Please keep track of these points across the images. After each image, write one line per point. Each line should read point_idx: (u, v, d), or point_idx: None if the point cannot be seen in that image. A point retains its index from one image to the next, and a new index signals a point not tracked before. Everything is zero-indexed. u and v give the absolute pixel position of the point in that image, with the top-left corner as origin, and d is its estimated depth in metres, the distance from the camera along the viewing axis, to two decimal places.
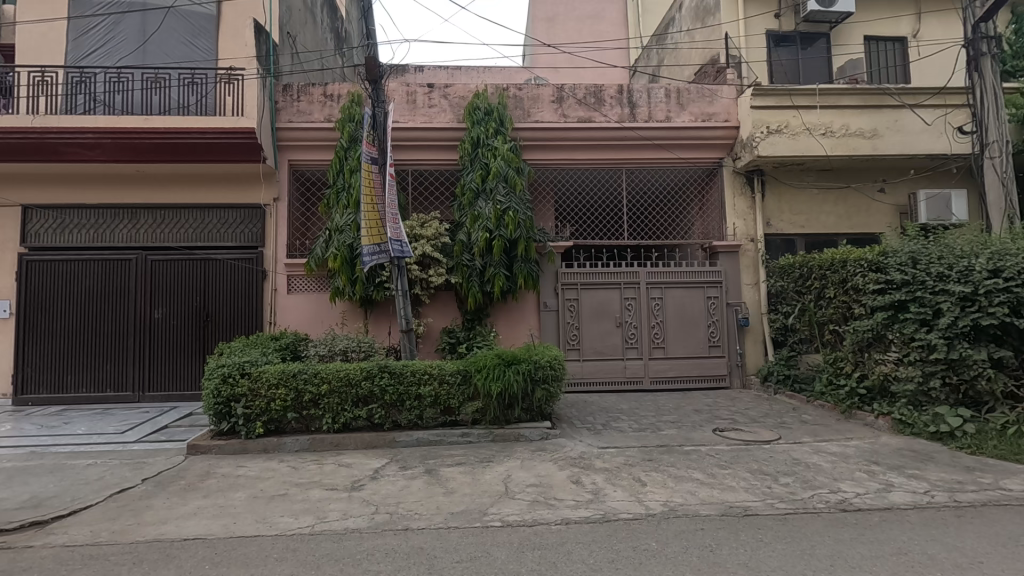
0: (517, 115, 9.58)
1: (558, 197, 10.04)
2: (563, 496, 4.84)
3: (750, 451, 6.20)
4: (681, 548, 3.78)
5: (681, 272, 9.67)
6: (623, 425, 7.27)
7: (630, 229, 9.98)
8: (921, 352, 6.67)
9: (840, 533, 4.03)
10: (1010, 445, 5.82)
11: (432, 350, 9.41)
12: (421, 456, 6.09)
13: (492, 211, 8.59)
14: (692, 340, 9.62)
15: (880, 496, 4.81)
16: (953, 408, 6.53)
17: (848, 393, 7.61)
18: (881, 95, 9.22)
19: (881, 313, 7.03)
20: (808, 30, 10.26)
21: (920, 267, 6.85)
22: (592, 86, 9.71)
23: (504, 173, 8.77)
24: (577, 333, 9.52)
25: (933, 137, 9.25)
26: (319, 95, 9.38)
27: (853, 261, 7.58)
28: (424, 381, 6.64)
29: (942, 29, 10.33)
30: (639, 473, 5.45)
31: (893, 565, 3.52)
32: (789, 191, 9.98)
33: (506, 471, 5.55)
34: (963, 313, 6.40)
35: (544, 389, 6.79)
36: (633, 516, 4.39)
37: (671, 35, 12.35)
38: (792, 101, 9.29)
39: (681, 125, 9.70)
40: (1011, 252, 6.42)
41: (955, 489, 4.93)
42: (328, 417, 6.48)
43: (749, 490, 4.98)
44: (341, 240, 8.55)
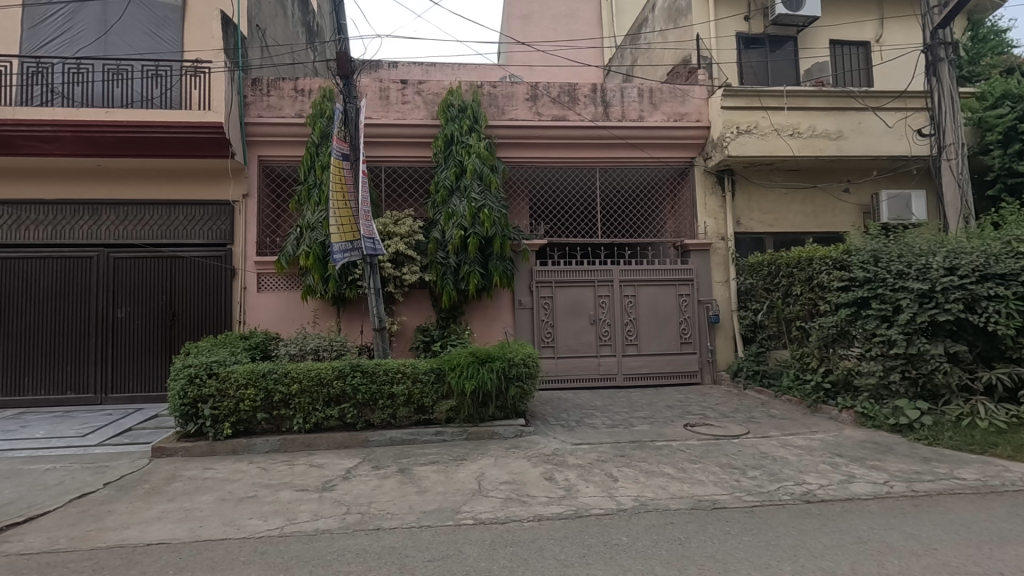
0: (492, 113, 9.57)
1: (532, 195, 10.08)
2: (536, 493, 4.87)
3: (719, 445, 6.33)
4: (651, 542, 3.84)
5: (654, 270, 9.81)
6: (596, 422, 7.34)
7: (603, 227, 10.08)
8: (882, 347, 6.86)
9: (804, 524, 4.15)
10: (965, 436, 6.06)
11: (406, 349, 9.33)
12: (395, 455, 6.05)
13: (467, 209, 8.56)
14: (664, 337, 9.76)
15: (842, 487, 4.97)
16: (912, 401, 6.76)
17: (814, 387, 7.80)
18: (845, 97, 9.49)
19: (845, 310, 7.23)
20: (777, 33, 10.48)
21: (881, 265, 7.10)
22: (566, 85, 9.75)
23: (479, 170, 8.75)
24: (552, 330, 9.56)
25: (894, 139, 9.56)
26: (290, 90, 9.21)
27: (819, 260, 7.80)
28: (397, 379, 6.60)
29: (904, 34, 10.67)
30: (611, 469, 5.51)
31: (852, 553, 3.64)
32: (759, 191, 10.19)
33: (480, 469, 5.56)
34: (922, 309, 6.63)
35: (518, 386, 6.81)
36: (604, 511, 4.44)
37: (644, 35, 12.48)
38: (761, 102, 9.48)
39: (654, 124, 9.82)
40: (966, 252, 6.71)
41: (913, 479, 5.12)
42: (299, 417, 6.38)
43: (718, 484, 5.09)
44: (313, 238, 8.44)
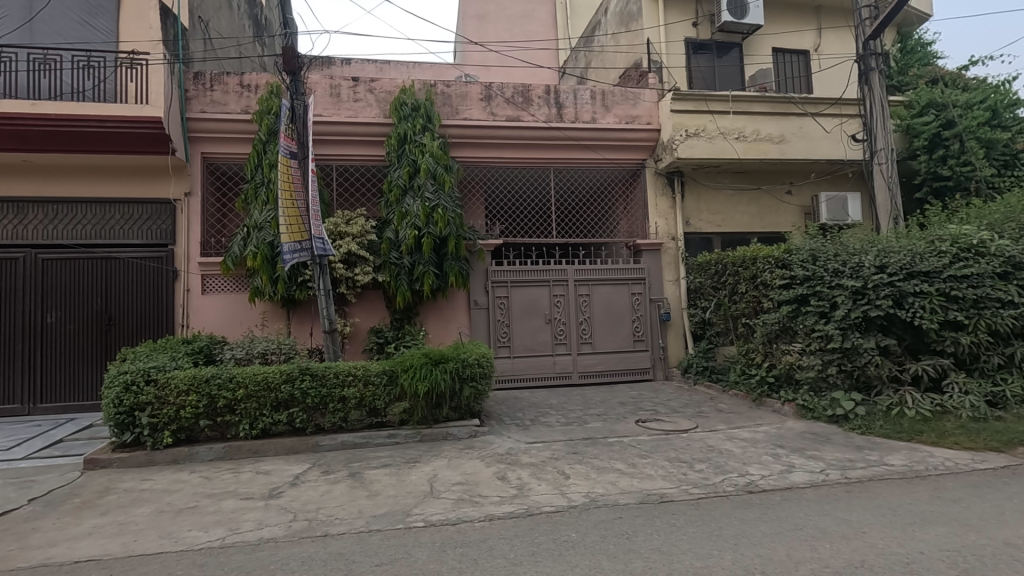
0: (446, 112, 9.52)
1: (487, 194, 10.09)
2: (488, 493, 4.87)
3: (669, 440, 6.50)
4: (600, 537, 3.91)
5: (607, 270, 9.98)
6: (551, 420, 7.40)
7: (558, 227, 10.19)
8: (821, 342, 7.19)
9: (745, 514, 4.31)
10: (894, 424, 6.44)
11: (359, 351, 9.17)
12: (346, 459, 5.95)
13: (421, 208, 8.47)
14: (618, 336, 9.94)
15: (782, 477, 5.19)
16: (847, 393, 7.12)
17: (759, 381, 8.11)
18: (787, 103, 9.91)
19: (787, 306, 7.54)
20: (723, 40, 10.83)
21: (819, 263, 7.45)
22: (520, 86, 9.80)
23: (433, 169, 8.67)
24: (508, 330, 9.59)
25: (831, 144, 10.04)
26: (235, 85, 8.90)
27: (763, 258, 8.11)
28: (349, 382, 6.48)
29: (840, 44, 11.22)
30: (563, 466, 5.58)
31: (789, 539, 3.80)
32: (707, 192, 10.52)
33: (432, 471, 5.52)
34: (856, 305, 7.01)
35: (472, 386, 6.79)
36: (555, 509, 4.49)
37: (597, 38, 12.69)
38: (707, 106, 9.78)
39: (606, 126, 9.98)
40: (895, 251, 7.13)
41: (847, 467, 5.40)
42: (245, 423, 6.18)
43: (666, 478, 5.23)
44: (260, 238, 8.18)
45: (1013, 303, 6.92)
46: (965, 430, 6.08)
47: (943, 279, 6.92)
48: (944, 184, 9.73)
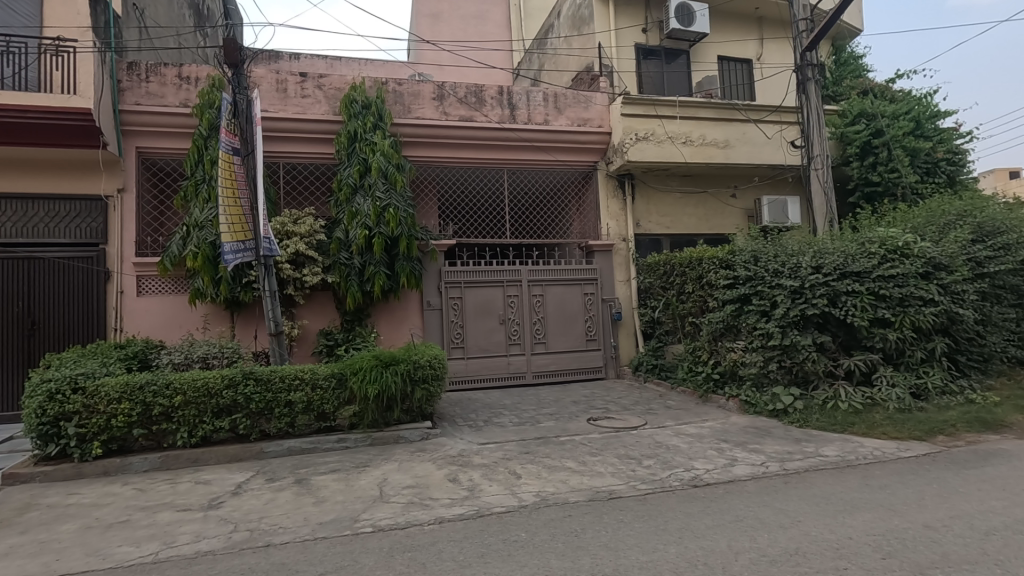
0: (397, 111, 9.39)
1: (441, 195, 10.03)
2: (439, 495, 4.83)
3: (619, 437, 6.63)
4: (549, 536, 3.94)
5: (560, 270, 10.08)
6: (504, 420, 7.43)
7: (511, 228, 10.24)
8: (762, 339, 7.49)
9: (690, 507, 4.44)
10: (829, 417, 6.79)
11: (308, 354, 8.93)
12: (292, 465, 5.77)
13: (371, 208, 8.31)
14: (571, 336, 10.06)
15: (725, 470, 5.37)
16: (786, 388, 7.45)
17: (705, 378, 8.38)
18: (731, 110, 10.28)
19: (731, 305, 7.83)
20: (671, 46, 11.13)
21: (761, 264, 7.76)
22: (473, 86, 9.77)
23: (384, 168, 8.51)
24: (461, 331, 9.55)
25: (772, 149, 10.49)
26: (174, 77, 8.51)
27: (708, 259, 8.38)
28: (295, 386, 6.29)
29: (780, 54, 11.76)
30: (515, 466, 5.60)
31: (730, 531, 3.94)
32: (656, 194, 10.78)
33: (383, 475, 5.43)
34: (794, 304, 7.35)
35: (424, 388, 6.71)
36: (506, 509, 4.50)
37: (550, 41, 12.81)
38: (656, 110, 10.03)
39: (558, 128, 10.08)
40: (829, 252, 7.52)
41: (786, 459, 5.64)
42: (183, 431, 5.90)
43: (615, 474, 5.32)
44: (201, 237, 7.84)
45: (934, 301, 7.40)
46: (892, 421, 6.48)
47: (872, 278, 7.34)
48: (874, 189, 10.33)
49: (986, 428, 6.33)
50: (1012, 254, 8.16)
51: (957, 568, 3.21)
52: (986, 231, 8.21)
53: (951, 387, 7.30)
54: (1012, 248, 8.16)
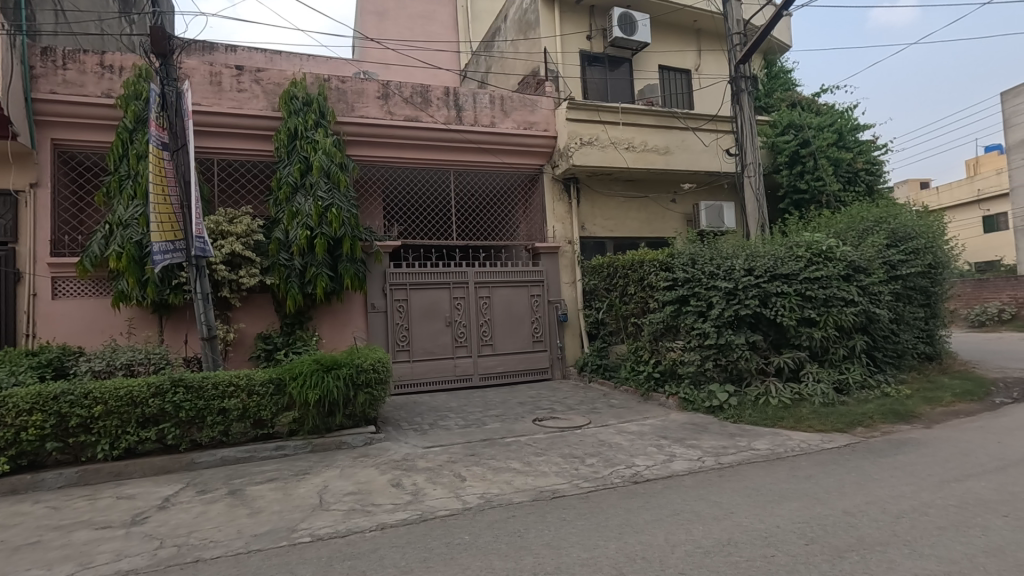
0: (340, 108, 9.19)
1: (386, 195, 9.87)
2: (381, 501, 4.74)
3: (564, 436, 6.73)
4: (492, 537, 3.94)
5: (507, 272, 10.13)
6: (450, 423, 7.38)
7: (458, 230, 10.21)
8: (699, 339, 7.81)
9: (630, 503, 4.56)
10: (760, 412, 7.15)
11: (245, 359, 8.56)
12: (226, 476, 5.51)
13: (313, 208, 8.07)
14: (517, 337, 10.11)
15: (664, 466, 5.55)
16: (722, 385, 7.78)
17: (647, 377, 8.64)
18: (670, 118, 10.65)
19: (670, 306, 8.12)
20: (614, 54, 11.42)
21: (698, 267, 8.09)
22: (418, 86, 9.67)
23: (326, 168, 8.28)
24: (407, 333, 9.42)
25: (709, 156, 10.95)
26: (95, 65, 7.99)
27: (649, 262, 8.65)
28: (230, 393, 6.01)
29: (716, 66, 12.32)
30: (459, 469, 5.57)
31: (667, 524, 4.07)
32: (600, 198, 11.02)
33: (323, 482, 5.27)
34: (729, 304, 7.70)
35: (367, 392, 6.58)
36: (450, 512, 4.47)
37: (497, 44, 12.88)
38: (600, 116, 10.24)
39: (504, 131, 10.13)
40: (761, 255, 7.92)
41: (721, 453, 5.89)
42: (104, 443, 5.53)
43: (559, 474, 5.40)
44: (125, 236, 7.38)
45: (854, 301, 7.91)
46: (817, 415, 6.89)
47: (799, 280, 7.78)
48: (801, 196, 10.96)
49: (899, 419, 6.84)
50: (922, 258, 8.84)
51: (871, 550, 3.44)
52: (899, 236, 8.88)
53: (870, 381, 7.83)
54: (921, 252, 8.85)
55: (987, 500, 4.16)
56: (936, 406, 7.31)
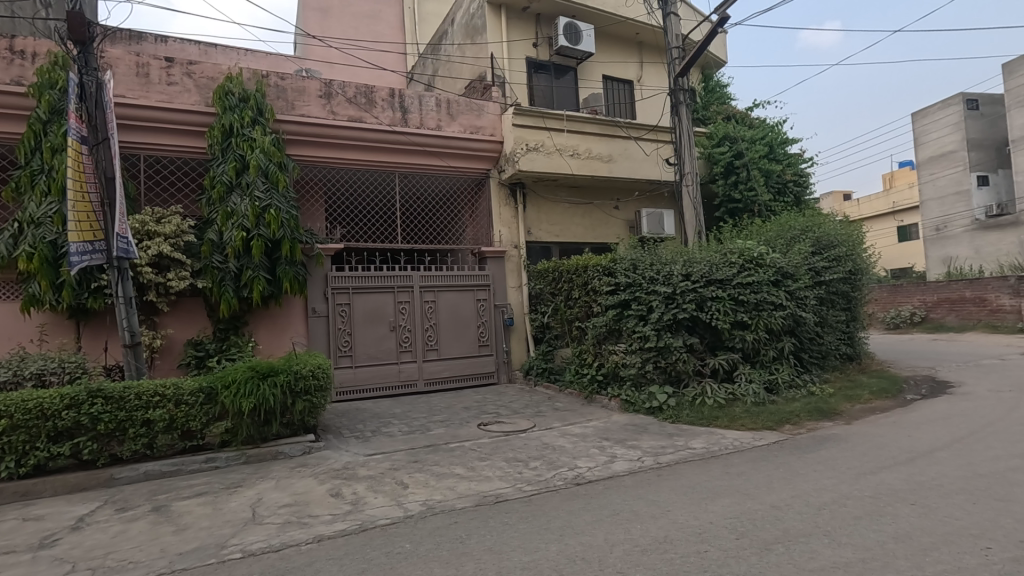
0: (279, 106, 8.90)
1: (328, 197, 9.61)
2: (319, 512, 4.59)
3: (508, 440, 6.75)
4: (433, 544, 3.90)
5: (452, 276, 10.08)
6: (393, 430, 7.25)
7: (403, 233, 10.07)
8: (640, 342, 8.04)
9: (572, 505, 4.62)
10: (697, 413, 7.43)
11: (173, 367, 8.10)
12: (149, 492, 5.18)
13: (249, 208, 7.75)
14: (463, 342, 10.08)
15: (605, 467, 5.67)
16: (661, 386, 8.03)
17: (590, 380, 8.81)
18: (614, 126, 10.94)
19: (612, 310, 8.33)
20: (560, 63, 11.62)
21: (638, 272, 8.34)
22: (362, 86, 9.49)
23: (264, 167, 7.96)
24: (349, 338, 9.20)
25: (650, 165, 11.32)
26: (3, 50, 7.37)
27: (592, 267, 8.83)
28: (155, 403, 5.67)
29: (657, 78, 12.77)
30: (402, 476, 5.48)
31: (607, 525, 4.15)
32: (546, 204, 11.16)
33: (257, 495, 5.05)
34: (668, 309, 7.97)
35: (306, 400, 6.35)
36: (390, 521, 4.38)
37: (444, 47, 12.85)
38: (545, 123, 10.38)
39: (451, 134, 10.08)
40: (698, 261, 8.25)
41: (660, 453, 6.08)
42: (9, 460, 5.08)
43: (502, 478, 5.41)
44: (38, 236, 6.83)
45: (782, 305, 8.35)
46: (749, 414, 7.23)
47: (733, 285, 8.13)
48: (735, 206, 11.51)
49: (823, 416, 7.27)
50: (843, 265, 9.45)
51: (796, 541, 3.64)
52: (823, 244, 9.45)
53: (797, 381, 8.28)
54: (842, 259, 9.45)
55: (898, 490, 4.49)
56: (856, 404, 7.82)
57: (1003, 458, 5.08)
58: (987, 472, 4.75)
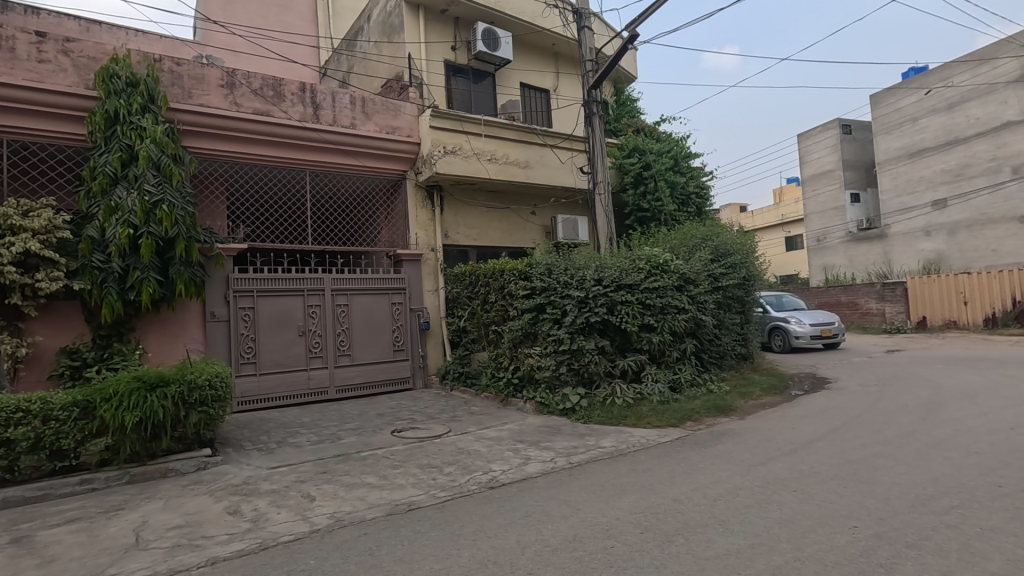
0: (175, 94, 8.23)
1: (230, 193, 9.02)
2: (214, 532, 4.26)
3: (422, 446, 6.64)
4: (340, 558, 3.75)
5: (366, 279, 9.78)
6: (300, 440, 6.90)
7: (313, 234, 9.64)
8: (554, 345, 8.24)
9: (485, 509, 4.62)
10: (607, 412, 7.71)
11: (43, 379, 7.25)
12: (7, 522, 4.56)
13: (137, 203, 7.05)
14: (377, 347, 9.79)
15: (519, 469, 5.73)
16: (574, 388, 8.26)
17: (506, 383, 8.89)
18: (531, 134, 11.13)
19: (528, 314, 8.48)
20: (478, 68, 11.67)
21: (553, 276, 8.54)
22: (270, 78, 9.01)
23: (155, 158, 7.30)
24: (253, 344, 8.68)
25: (565, 173, 11.64)
26: None
27: (509, 271, 8.94)
28: (17, 421, 5.04)
29: (572, 89, 13.19)
30: (309, 488, 5.22)
31: (519, 526, 4.19)
32: (463, 208, 11.14)
33: (142, 517, 4.60)
34: (581, 312, 8.23)
35: (201, 412, 5.87)
36: (294, 537, 4.16)
37: (359, 44, 12.50)
38: (463, 127, 10.36)
39: (366, 134, 9.80)
40: (609, 266, 8.58)
41: (572, 453, 6.25)
42: None
43: (416, 485, 5.30)
44: None
45: (685, 309, 8.87)
46: (655, 412, 7.61)
47: (641, 289, 8.53)
48: (644, 215, 12.11)
49: (720, 412, 7.81)
50: (737, 271, 10.21)
51: (694, 532, 3.86)
52: (721, 252, 10.16)
53: (698, 379, 8.82)
54: (737, 266, 10.21)
55: (783, 478, 4.91)
56: (748, 400, 8.48)
57: (868, 446, 5.72)
58: (855, 458, 5.32)
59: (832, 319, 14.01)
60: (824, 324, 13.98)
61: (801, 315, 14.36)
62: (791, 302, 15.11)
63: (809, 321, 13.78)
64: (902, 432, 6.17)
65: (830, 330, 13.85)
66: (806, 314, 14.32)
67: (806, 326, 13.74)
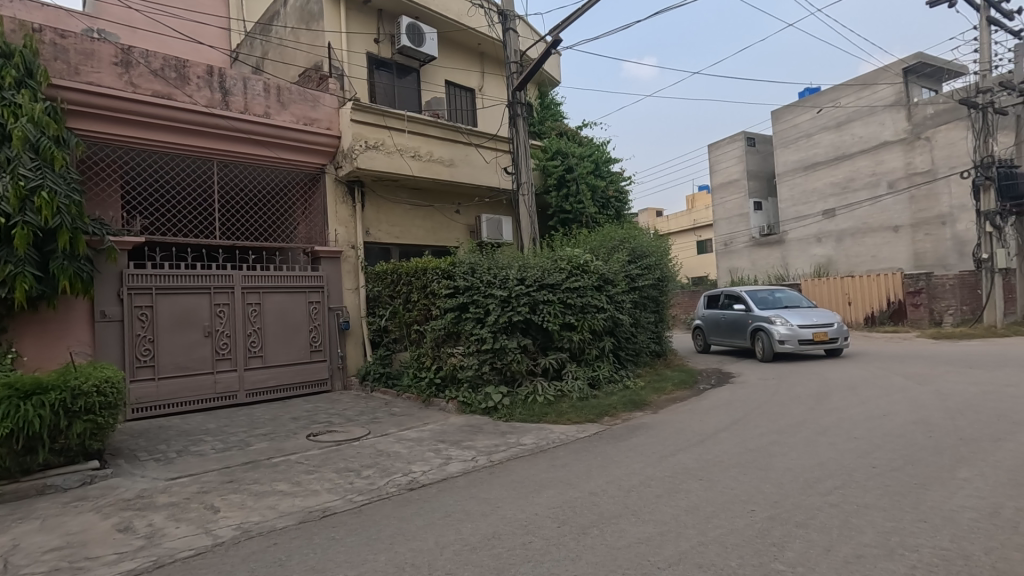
0: (58, 68, 7.48)
1: (126, 182, 8.29)
2: (100, 552, 3.89)
3: (340, 450, 6.42)
4: (246, 572, 3.54)
5: (280, 277, 9.30)
6: (204, 448, 6.44)
7: (222, 228, 9.03)
8: (477, 344, 8.26)
9: (404, 511, 4.54)
10: (528, 410, 7.83)
11: None
12: None
13: (10, 188, 6.22)
14: (292, 347, 9.33)
15: (439, 470, 5.68)
16: (496, 386, 8.29)
17: (428, 383, 8.79)
18: (455, 132, 11.07)
19: (450, 313, 8.44)
20: (402, 62, 11.44)
21: (476, 275, 8.54)
22: (172, 59, 8.40)
23: (33, 139, 6.56)
24: (151, 346, 8.02)
25: (489, 173, 11.68)
26: None
27: (432, 270, 8.86)
28: None
29: (497, 90, 13.27)
30: (212, 499, 4.89)
31: (438, 527, 4.15)
32: (386, 205, 10.88)
33: (12, 540, 4.11)
34: (503, 311, 8.29)
35: (86, 421, 5.31)
36: (194, 552, 3.87)
37: (274, 29, 11.89)
38: (386, 122, 10.09)
39: (281, 124, 9.33)
40: (531, 266, 8.70)
41: (493, 451, 6.28)
42: None
43: (331, 490, 5.11)
44: None
45: (604, 308, 9.16)
46: (575, 409, 7.81)
47: (562, 289, 8.71)
48: (567, 216, 12.41)
49: (635, 407, 8.16)
50: (652, 272, 10.71)
51: (608, 523, 4.00)
52: (637, 254, 10.61)
53: (615, 376, 9.14)
54: (652, 267, 10.72)
55: (690, 468, 5.20)
56: (661, 395, 8.92)
57: (766, 435, 6.19)
58: (755, 447, 5.73)
59: (829, 320, 11.98)
60: (819, 325, 11.94)
61: (791, 315, 12.45)
62: (784, 300, 13.16)
63: (798, 322, 11.90)
64: (795, 421, 6.74)
65: (825, 333, 11.82)
66: (798, 313, 12.38)
67: (792, 327, 11.90)
